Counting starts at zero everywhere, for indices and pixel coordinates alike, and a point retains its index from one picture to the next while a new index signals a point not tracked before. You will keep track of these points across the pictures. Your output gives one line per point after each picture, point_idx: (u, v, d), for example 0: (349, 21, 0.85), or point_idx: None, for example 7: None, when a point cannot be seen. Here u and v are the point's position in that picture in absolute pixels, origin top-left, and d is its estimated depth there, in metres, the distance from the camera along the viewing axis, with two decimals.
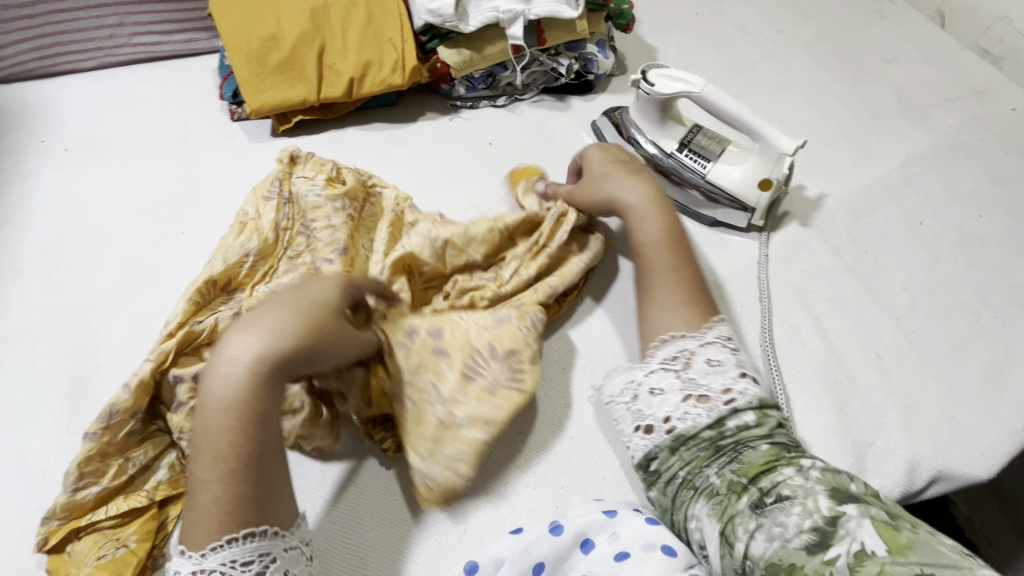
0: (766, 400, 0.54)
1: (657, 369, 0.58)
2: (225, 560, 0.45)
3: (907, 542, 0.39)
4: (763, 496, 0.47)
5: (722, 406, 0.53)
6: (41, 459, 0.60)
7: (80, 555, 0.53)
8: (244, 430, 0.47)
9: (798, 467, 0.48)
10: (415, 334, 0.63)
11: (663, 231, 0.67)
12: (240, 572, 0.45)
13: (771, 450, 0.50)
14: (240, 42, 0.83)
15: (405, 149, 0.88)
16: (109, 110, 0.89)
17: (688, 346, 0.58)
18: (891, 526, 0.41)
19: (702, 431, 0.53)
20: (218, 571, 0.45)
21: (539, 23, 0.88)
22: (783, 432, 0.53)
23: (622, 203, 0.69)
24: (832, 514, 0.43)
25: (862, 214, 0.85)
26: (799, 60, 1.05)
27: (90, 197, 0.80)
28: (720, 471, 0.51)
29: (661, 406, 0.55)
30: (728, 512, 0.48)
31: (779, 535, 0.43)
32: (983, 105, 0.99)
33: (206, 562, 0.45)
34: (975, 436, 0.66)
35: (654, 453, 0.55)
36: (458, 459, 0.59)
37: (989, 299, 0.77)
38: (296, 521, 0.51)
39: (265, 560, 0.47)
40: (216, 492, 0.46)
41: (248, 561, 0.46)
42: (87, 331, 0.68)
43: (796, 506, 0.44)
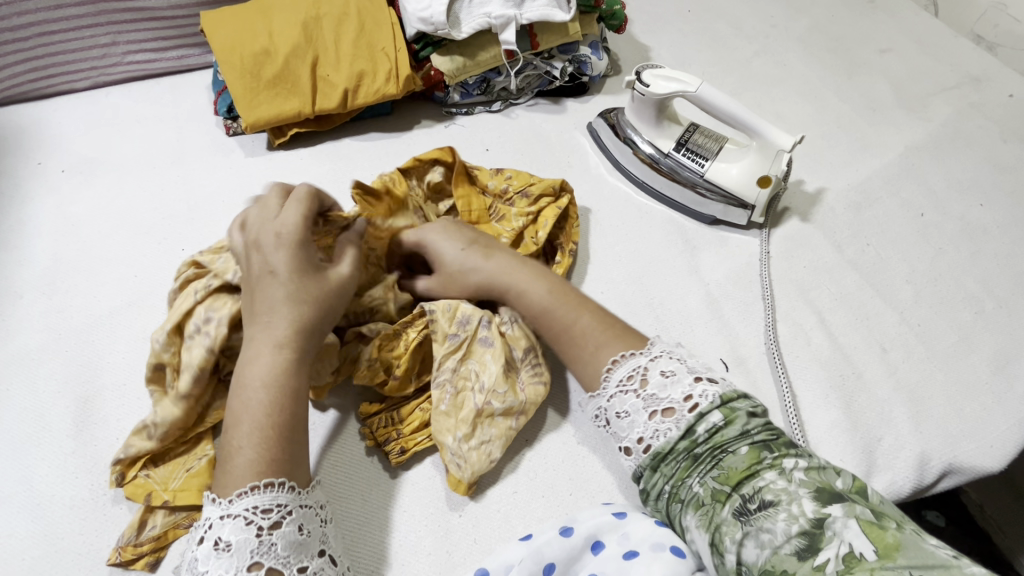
0: (728, 394, 0.52)
1: (616, 393, 0.55)
2: (250, 505, 0.47)
3: (893, 543, 0.39)
4: (746, 504, 0.46)
5: (687, 414, 0.51)
6: (48, 483, 0.59)
7: (165, 475, 0.58)
8: (279, 402, 0.52)
9: (781, 469, 0.46)
10: (468, 323, 0.63)
11: (547, 288, 0.64)
12: (260, 519, 0.47)
13: (752, 451, 0.49)
14: (232, 58, 0.83)
15: (402, 158, 0.88)
16: (105, 130, 0.89)
17: (640, 362, 0.56)
18: (877, 525, 0.41)
19: (677, 444, 0.51)
20: (241, 517, 0.47)
21: (532, 27, 0.88)
22: (757, 424, 0.50)
23: (500, 288, 0.65)
24: (818, 516, 0.42)
25: (862, 207, 0.84)
26: (793, 54, 1.04)
27: (88, 218, 0.80)
28: (702, 480, 0.49)
29: (631, 428, 0.53)
30: (715, 521, 0.47)
31: (769, 542, 0.43)
32: (980, 93, 0.99)
33: (233, 508, 0.47)
34: (984, 428, 0.66)
35: (639, 472, 0.53)
36: (492, 444, 0.60)
37: (993, 289, 0.76)
38: (310, 481, 0.52)
39: (283, 511, 0.48)
40: (250, 456, 0.49)
41: (268, 509, 0.47)
42: (91, 352, 0.68)
43: (782, 512, 0.43)
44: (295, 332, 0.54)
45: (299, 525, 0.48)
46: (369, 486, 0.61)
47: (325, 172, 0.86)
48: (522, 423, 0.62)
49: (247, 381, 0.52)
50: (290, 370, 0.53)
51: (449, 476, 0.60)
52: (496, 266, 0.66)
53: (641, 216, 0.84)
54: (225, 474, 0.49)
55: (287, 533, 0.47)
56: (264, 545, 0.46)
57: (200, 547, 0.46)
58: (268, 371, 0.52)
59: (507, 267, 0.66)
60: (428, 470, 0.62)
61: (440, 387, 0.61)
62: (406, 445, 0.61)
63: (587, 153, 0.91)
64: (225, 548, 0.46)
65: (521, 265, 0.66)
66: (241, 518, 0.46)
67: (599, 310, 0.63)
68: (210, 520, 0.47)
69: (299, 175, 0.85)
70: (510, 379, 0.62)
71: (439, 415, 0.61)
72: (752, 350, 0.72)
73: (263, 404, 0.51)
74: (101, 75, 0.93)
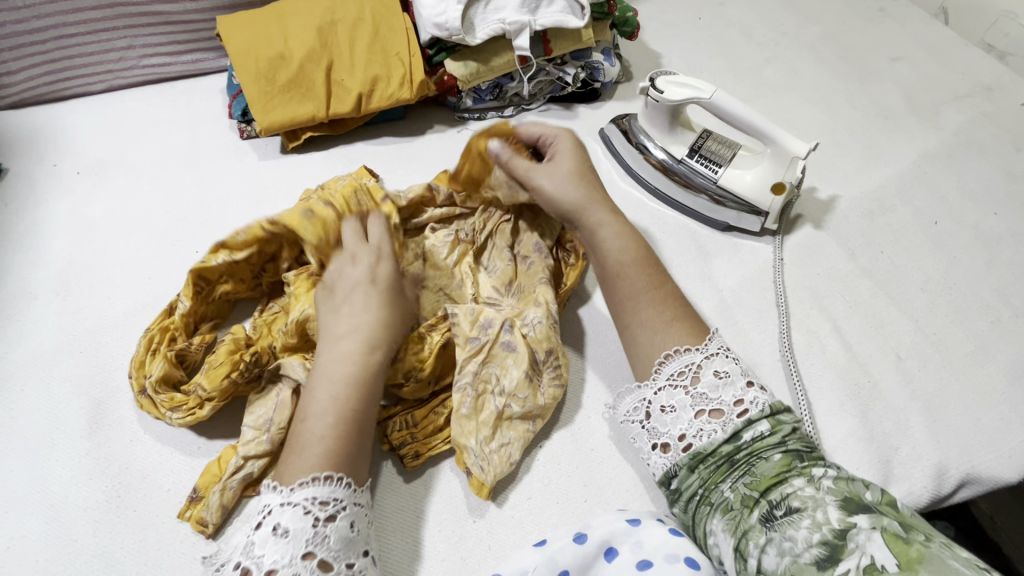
0: (778, 406, 0.52)
1: (665, 386, 0.55)
2: (309, 496, 0.49)
3: (918, 557, 0.37)
4: (773, 509, 0.45)
5: (735, 419, 0.51)
6: (62, 485, 0.59)
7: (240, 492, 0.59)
8: (357, 399, 0.55)
9: (810, 477, 0.46)
10: (489, 327, 0.63)
11: (630, 249, 0.64)
12: (318, 511, 0.49)
13: (785, 458, 0.48)
14: (248, 62, 0.84)
15: (415, 162, 0.89)
16: (120, 133, 0.90)
17: (694, 359, 0.55)
18: (902, 539, 0.39)
19: (720, 446, 0.51)
20: (301, 506, 0.48)
21: (546, 33, 0.88)
22: (798, 438, 0.51)
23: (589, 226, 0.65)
24: (841, 526, 0.41)
25: (875, 214, 0.84)
26: (804, 61, 1.05)
27: (104, 220, 0.81)
28: (734, 485, 0.49)
29: (674, 424, 0.53)
30: (742, 527, 0.46)
31: (789, 550, 0.42)
32: (993, 101, 0.99)
33: (293, 496, 0.49)
34: (1002, 438, 0.65)
35: (674, 471, 0.53)
36: (512, 446, 0.60)
37: (1009, 298, 0.76)
38: (364, 483, 0.54)
39: (339, 506, 0.50)
40: (323, 449, 0.51)
41: (326, 501, 0.49)
42: (105, 354, 0.68)
43: (806, 518, 0.43)
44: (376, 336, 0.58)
45: (351, 521, 0.50)
46: (386, 488, 0.60)
47: (339, 176, 0.86)
48: (539, 426, 0.62)
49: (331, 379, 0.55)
50: (365, 373, 0.56)
51: (470, 479, 0.59)
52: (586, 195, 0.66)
53: (654, 222, 0.84)
54: (289, 465, 0.51)
55: (340, 527, 0.49)
56: (319, 536, 0.48)
57: (256, 533, 0.48)
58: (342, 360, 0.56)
59: (622, 231, 0.65)
60: (441, 474, 0.61)
61: (461, 390, 0.61)
62: (420, 449, 0.61)
63: (599, 158, 0.91)
64: (282, 534, 0.47)
65: (630, 231, 0.65)
66: (300, 508, 0.48)
67: (671, 292, 0.62)
68: (268, 507, 0.49)
69: (313, 180, 0.86)
70: (532, 384, 0.62)
71: (460, 418, 0.60)
72: (766, 358, 0.71)
73: (328, 427, 0.52)
74: (116, 78, 0.94)
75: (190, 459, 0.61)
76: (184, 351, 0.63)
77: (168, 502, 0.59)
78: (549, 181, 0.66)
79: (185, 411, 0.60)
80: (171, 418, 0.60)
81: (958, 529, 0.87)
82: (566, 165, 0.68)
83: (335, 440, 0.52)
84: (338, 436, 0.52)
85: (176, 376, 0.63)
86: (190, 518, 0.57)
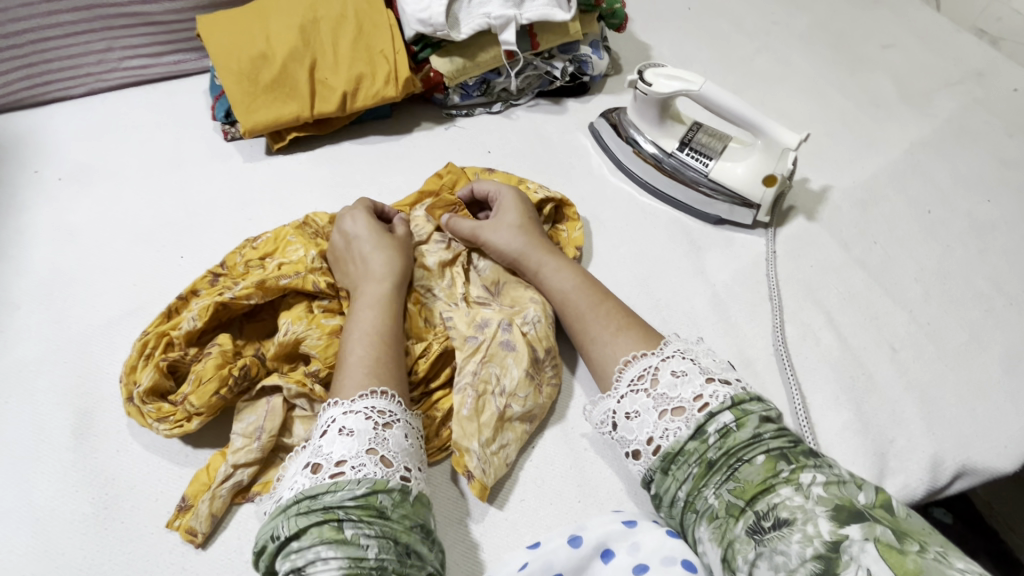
0: (741, 396, 0.51)
1: (627, 392, 0.56)
2: (369, 405, 0.52)
3: (914, 569, 0.37)
4: (760, 521, 0.44)
5: (697, 414, 0.51)
6: (49, 498, 0.58)
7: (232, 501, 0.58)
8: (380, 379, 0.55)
9: (797, 484, 0.44)
10: (487, 326, 0.63)
11: (575, 283, 0.66)
12: (378, 417, 0.51)
13: (768, 462, 0.47)
14: (230, 63, 0.82)
15: (402, 161, 0.87)
16: (102, 138, 0.88)
17: (652, 362, 0.56)
18: (896, 550, 0.38)
19: (687, 444, 0.50)
20: (363, 412, 0.51)
21: (532, 27, 0.87)
22: (770, 430, 0.49)
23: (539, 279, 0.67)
24: (834, 539, 0.40)
25: (868, 204, 0.84)
26: (795, 50, 1.03)
27: (87, 226, 0.79)
28: (718, 492, 0.48)
29: (641, 429, 0.53)
30: (728, 536, 0.45)
31: (783, 565, 0.41)
32: (985, 87, 0.98)
33: (356, 405, 0.52)
34: (998, 428, 0.65)
35: (649, 476, 0.53)
36: (510, 447, 0.60)
37: (1004, 286, 0.75)
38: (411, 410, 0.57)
39: (395, 416, 0.52)
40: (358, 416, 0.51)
41: (384, 410, 0.52)
42: (90, 363, 0.67)
43: (796, 533, 0.41)
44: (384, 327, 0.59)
45: (406, 433, 0.52)
46: None
47: (326, 177, 0.85)
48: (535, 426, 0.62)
49: (348, 372, 0.55)
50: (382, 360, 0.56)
51: (471, 483, 0.58)
52: (531, 246, 0.68)
53: (645, 217, 0.83)
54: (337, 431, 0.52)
55: (397, 434, 0.51)
56: (379, 438, 0.50)
57: (323, 435, 0.51)
58: (376, 303, 0.61)
59: (577, 282, 0.66)
60: (433, 478, 0.61)
61: (461, 391, 0.60)
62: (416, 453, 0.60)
63: (589, 153, 0.90)
64: (348, 434, 0.50)
65: (586, 282, 0.66)
66: (362, 414, 0.51)
67: (616, 305, 0.65)
68: (332, 417, 0.52)
69: (300, 181, 0.85)
70: (532, 382, 0.62)
71: (461, 421, 0.59)
72: (760, 352, 0.71)
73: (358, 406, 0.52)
74: (97, 81, 0.92)
75: (178, 469, 0.60)
76: (176, 361, 0.62)
77: (156, 513, 0.58)
78: (496, 235, 0.68)
79: (172, 423, 0.59)
80: (157, 429, 0.59)
81: (957, 515, 0.86)
82: (511, 216, 0.70)
83: (381, 364, 0.56)
84: (385, 360, 0.56)
85: (164, 386, 0.62)
86: (179, 528, 0.56)
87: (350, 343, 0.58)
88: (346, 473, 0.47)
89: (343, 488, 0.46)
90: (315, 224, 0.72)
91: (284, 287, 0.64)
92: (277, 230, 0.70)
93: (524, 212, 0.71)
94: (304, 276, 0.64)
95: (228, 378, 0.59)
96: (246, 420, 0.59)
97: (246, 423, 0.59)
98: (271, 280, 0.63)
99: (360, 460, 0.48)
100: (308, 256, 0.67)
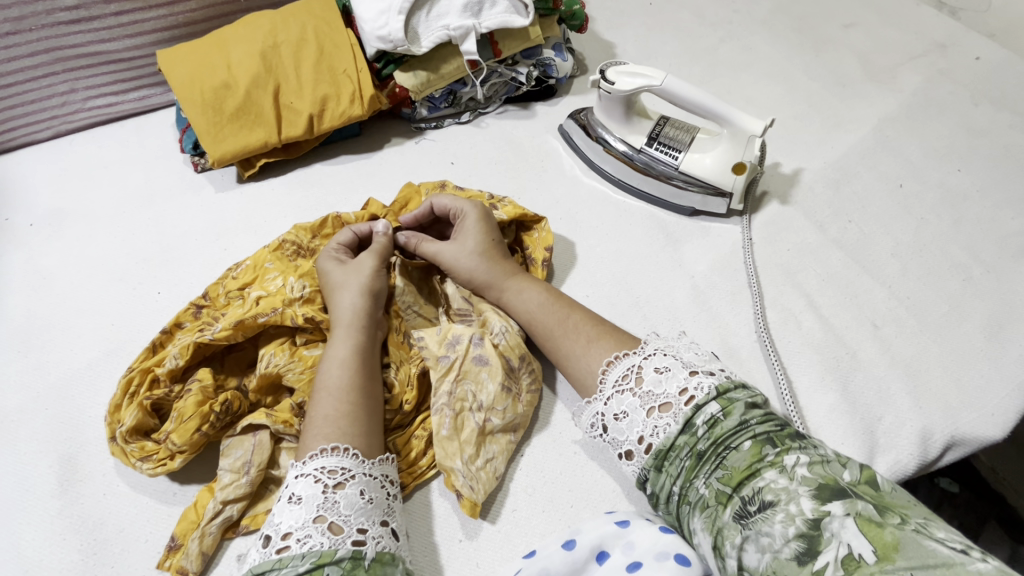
0: (725, 386, 0.51)
1: (613, 393, 0.56)
2: (319, 466, 0.51)
3: (893, 541, 0.36)
4: (746, 505, 0.44)
5: (684, 408, 0.51)
6: (35, 548, 0.58)
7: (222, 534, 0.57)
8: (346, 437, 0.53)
9: (782, 466, 0.44)
10: (458, 343, 0.64)
11: (543, 295, 0.67)
12: (327, 478, 0.50)
13: (754, 447, 0.47)
14: (193, 94, 0.82)
15: (375, 178, 0.87)
16: (71, 180, 0.88)
17: (634, 361, 0.56)
18: (876, 523, 0.38)
19: (677, 439, 0.50)
20: (312, 475, 0.50)
21: (492, 35, 0.87)
22: (756, 415, 0.49)
23: (510, 306, 0.67)
24: (815, 516, 0.40)
25: (841, 184, 0.84)
26: (758, 37, 1.04)
27: (61, 270, 0.79)
28: (707, 481, 0.48)
29: (631, 429, 0.53)
30: (717, 524, 0.45)
31: (768, 546, 0.40)
32: (948, 58, 0.99)
33: (307, 467, 0.51)
34: (984, 396, 0.65)
35: (643, 476, 0.53)
36: (496, 460, 0.60)
37: (980, 255, 0.76)
38: (382, 459, 0.55)
39: (347, 474, 0.51)
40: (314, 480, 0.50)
41: (335, 470, 0.51)
42: (71, 409, 0.67)
43: (779, 513, 0.41)
44: (349, 380, 0.57)
45: (361, 489, 0.50)
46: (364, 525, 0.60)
47: (299, 200, 0.85)
48: (521, 436, 0.62)
49: (314, 431, 0.53)
50: (347, 414, 0.55)
51: (461, 501, 0.58)
52: (490, 269, 0.68)
53: (620, 214, 0.83)
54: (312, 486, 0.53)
55: (350, 494, 0.50)
56: (329, 502, 0.48)
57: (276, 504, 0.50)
58: (345, 350, 0.60)
59: (545, 300, 0.66)
60: (423, 499, 0.60)
61: (438, 412, 0.61)
62: (406, 480, 0.60)
63: (561, 155, 0.90)
64: (297, 501, 0.49)
65: (556, 299, 0.66)
66: (311, 477, 0.50)
67: (585, 315, 0.65)
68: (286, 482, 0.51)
69: (272, 207, 0.84)
70: (509, 394, 0.62)
71: (442, 441, 0.60)
72: (743, 340, 0.71)
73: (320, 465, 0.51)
74: (63, 123, 0.92)
75: (166, 508, 0.60)
76: (160, 400, 0.62)
77: (147, 554, 0.57)
78: (454, 260, 0.68)
79: (156, 461, 0.58)
80: (140, 468, 0.58)
81: (964, 484, 0.86)
82: (472, 240, 0.68)
83: (344, 417, 0.54)
84: (350, 412, 0.55)
85: (148, 424, 0.61)
86: (170, 568, 0.55)
87: (320, 399, 0.56)
88: (291, 547, 0.46)
89: (286, 566, 0.44)
90: (295, 242, 0.71)
91: (264, 325, 0.62)
92: (256, 257, 0.70)
93: (484, 227, 0.69)
94: (282, 312, 0.63)
95: (211, 419, 0.58)
96: (235, 454, 0.58)
97: (235, 457, 0.58)
98: (249, 319, 0.62)
99: (305, 531, 0.47)
100: (286, 286, 0.66)
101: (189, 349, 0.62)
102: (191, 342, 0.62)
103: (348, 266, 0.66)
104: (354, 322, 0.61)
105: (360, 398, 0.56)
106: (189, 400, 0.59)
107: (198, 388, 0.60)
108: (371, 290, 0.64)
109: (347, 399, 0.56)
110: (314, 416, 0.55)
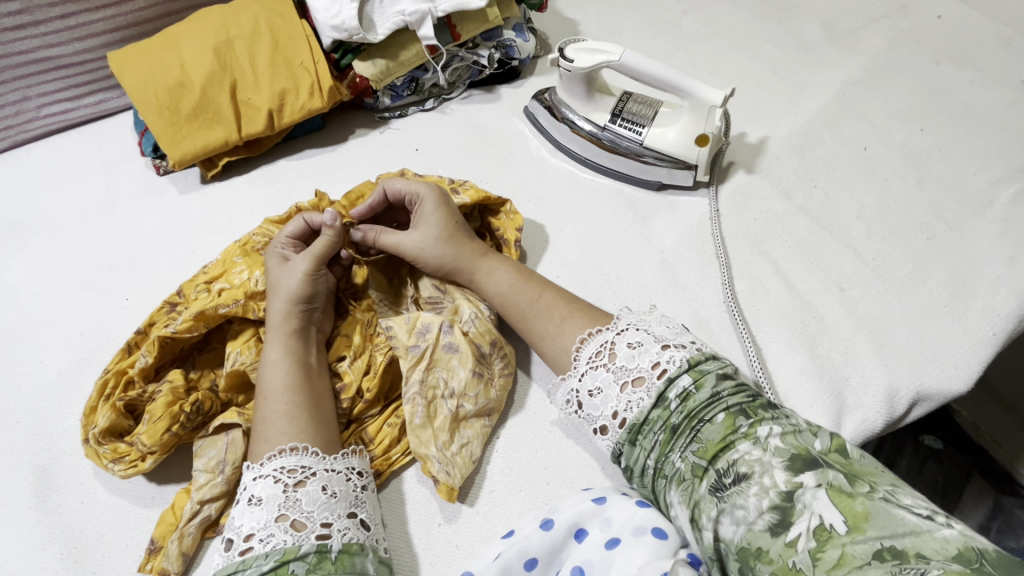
0: (697, 357, 0.52)
1: (587, 369, 0.56)
2: (278, 466, 0.51)
3: (863, 511, 0.37)
4: (722, 478, 0.45)
5: (656, 381, 0.52)
6: (13, 560, 0.58)
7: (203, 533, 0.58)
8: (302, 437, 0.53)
9: (755, 439, 0.45)
10: (428, 332, 0.63)
11: (513, 275, 0.67)
12: (287, 477, 0.50)
13: (727, 419, 0.48)
14: (147, 95, 0.80)
15: (340, 170, 0.86)
16: (32, 190, 0.86)
17: (608, 338, 0.57)
18: (847, 493, 0.39)
19: (651, 413, 0.51)
20: (271, 476, 0.51)
21: (450, 19, 0.86)
22: (728, 387, 0.50)
23: (480, 288, 0.67)
24: (788, 488, 0.41)
25: (805, 150, 0.84)
26: (721, 6, 1.04)
27: (26, 282, 0.78)
28: (683, 454, 0.48)
29: (605, 405, 0.53)
30: (693, 497, 0.46)
31: (743, 519, 0.42)
32: (909, 18, 0.99)
33: (264, 470, 0.51)
34: (948, 351, 0.66)
35: (618, 450, 0.53)
36: (472, 444, 0.61)
37: (943, 213, 0.76)
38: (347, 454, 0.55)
39: (308, 472, 0.51)
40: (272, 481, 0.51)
41: (294, 469, 0.51)
42: (44, 420, 0.66)
43: (753, 486, 0.42)
44: (295, 383, 0.57)
45: (323, 485, 0.51)
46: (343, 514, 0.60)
47: (265, 197, 0.84)
48: (495, 420, 0.63)
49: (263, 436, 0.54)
50: (296, 415, 0.55)
51: (438, 487, 0.58)
52: (453, 254, 0.67)
53: (588, 193, 0.83)
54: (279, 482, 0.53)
55: (311, 490, 0.50)
56: (290, 500, 0.49)
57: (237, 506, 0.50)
58: (290, 352, 0.59)
59: (515, 281, 0.66)
60: (400, 487, 0.60)
61: (410, 401, 0.61)
62: (381, 467, 0.60)
63: (527, 137, 0.90)
64: (257, 502, 0.49)
65: (524, 280, 0.66)
66: (270, 478, 0.50)
67: (554, 293, 0.65)
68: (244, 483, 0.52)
69: (238, 206, 0.83)
70: (481, 379, 0.62)
71: (415, 429, 0.60)
72: (713, 311, 0.71)
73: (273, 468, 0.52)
74: (19, 133, 0.90)
75: (145, 511, 0.60)
76: (134, 401, 0.61)
77: (128, 558, 0.57)
78: (417, 246, 0.67)
79: (128, 462, 0.58)
80: (112, 470, 0.58)
81: (948, 441, 0.87)
82: (433, 225, 0.67)
83: (297, 416, 0.55)
84: (299, 412, 0.55)
85: (121, 426, 0.61)
86: (151, 570, 0.56)
87: (267, 402, 0.56)
88: (254, 548, 0.47)
89: (250, 567, 0.46)
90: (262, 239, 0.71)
91: (225, 315, 0.63)
92: (227, 252, 0.70)
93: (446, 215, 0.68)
94: (245, 304, 0.64)
95: (181, 419, 0.58)
96: (209, 454, 0.59)
97: (207, 458, 0.58)
98: (210, 310, 0.63)
99: (268, 531, 0.47)
100: (251, 279, 0.66)
101: (156, 346, 0.62)
102: (159, 341, 0.62)
103: (286, 264, 0.64)
104: (291, 325, 0.61)
105: (303, 398, 0.56)
106: (160, 399, 0.59)
107: (169, 388, 0.60)
108: (313, 288, 0.63)
109: (295, 402, 0.56)
110: (263, 420, 0.55)
